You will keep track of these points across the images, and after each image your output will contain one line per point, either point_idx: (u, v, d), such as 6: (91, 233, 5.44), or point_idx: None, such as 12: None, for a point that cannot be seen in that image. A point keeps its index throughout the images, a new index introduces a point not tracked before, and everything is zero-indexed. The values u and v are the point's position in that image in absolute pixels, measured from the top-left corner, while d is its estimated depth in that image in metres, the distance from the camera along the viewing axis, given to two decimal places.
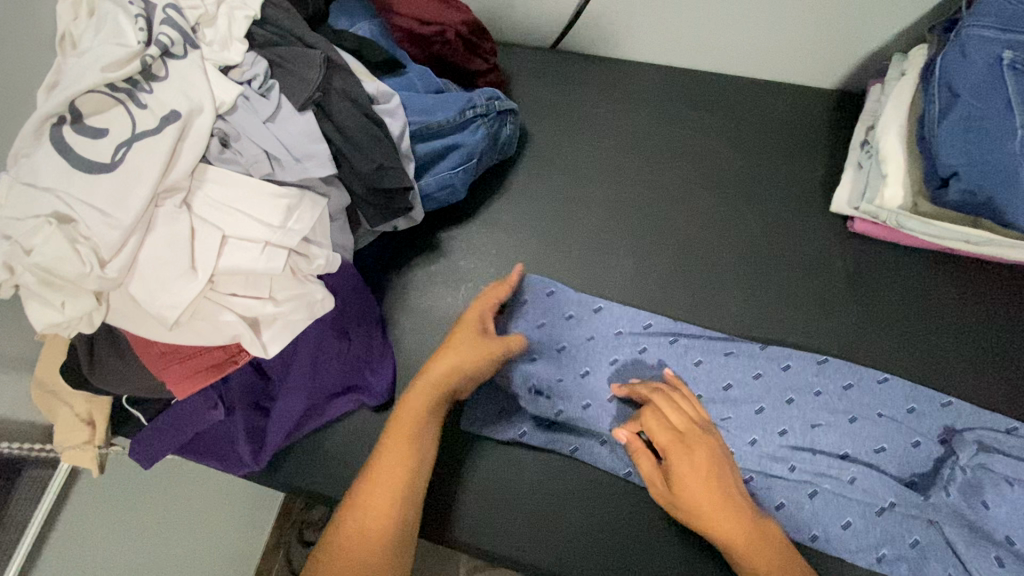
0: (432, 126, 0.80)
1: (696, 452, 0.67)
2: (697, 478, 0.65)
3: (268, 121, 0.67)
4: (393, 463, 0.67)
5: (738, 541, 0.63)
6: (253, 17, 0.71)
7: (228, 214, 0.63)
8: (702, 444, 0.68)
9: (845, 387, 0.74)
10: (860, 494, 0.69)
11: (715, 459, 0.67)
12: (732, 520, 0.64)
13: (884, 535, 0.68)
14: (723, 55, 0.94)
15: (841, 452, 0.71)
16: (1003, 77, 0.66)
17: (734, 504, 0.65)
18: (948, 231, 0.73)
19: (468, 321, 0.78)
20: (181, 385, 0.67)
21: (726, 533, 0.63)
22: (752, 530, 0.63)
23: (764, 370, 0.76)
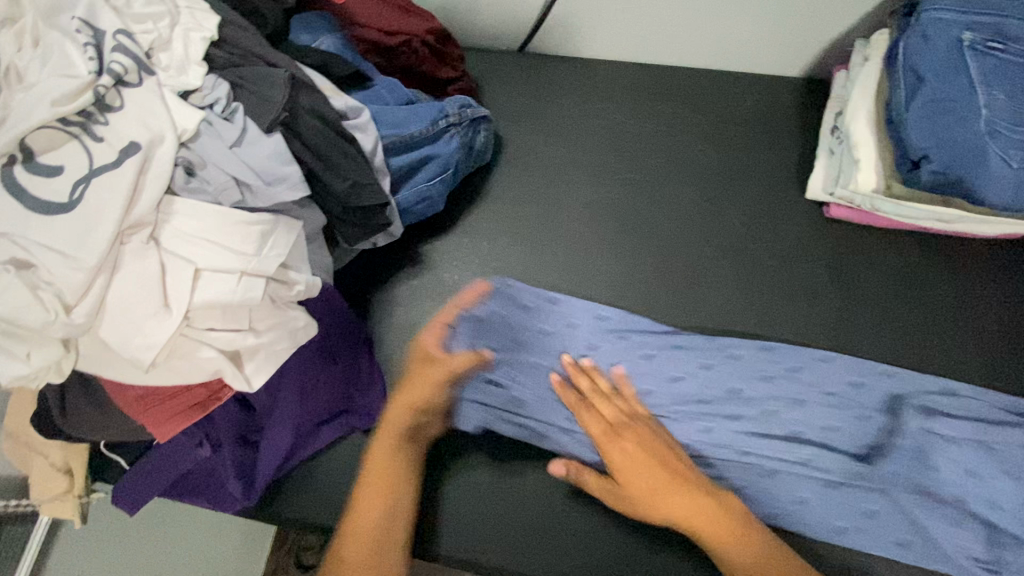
0: (406, 139, 0.79)
1: (626, 442, 0.69)
2: (633, 466, 0.67)
3: (235, 146, 0.65)
4: (367, 528, 0.65)
5: (692, 523, 0.64)
6: (211, 38, 0.68)
7: (200, 246, 0.60)
8: (630, 432, 0.70)
9: (792, 370, 0.76)
10: (827, 472, 0.70)
11: (647, 444, 0.69)
12: (681, 503, 0.65)
13: (842, 507, 0.69)
14: (689, 50, 0.95)
15: (795, 434, 0.72)
16: (965, 58, 0.68)
17: (678, 484, 0.66)
18: (919, 211, 0.74)
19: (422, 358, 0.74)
20: (163, 427, 0.64)
21: (680, 517, 0.64)
22: (704, 508, 0.64)
23: (733, 361, 0.77)
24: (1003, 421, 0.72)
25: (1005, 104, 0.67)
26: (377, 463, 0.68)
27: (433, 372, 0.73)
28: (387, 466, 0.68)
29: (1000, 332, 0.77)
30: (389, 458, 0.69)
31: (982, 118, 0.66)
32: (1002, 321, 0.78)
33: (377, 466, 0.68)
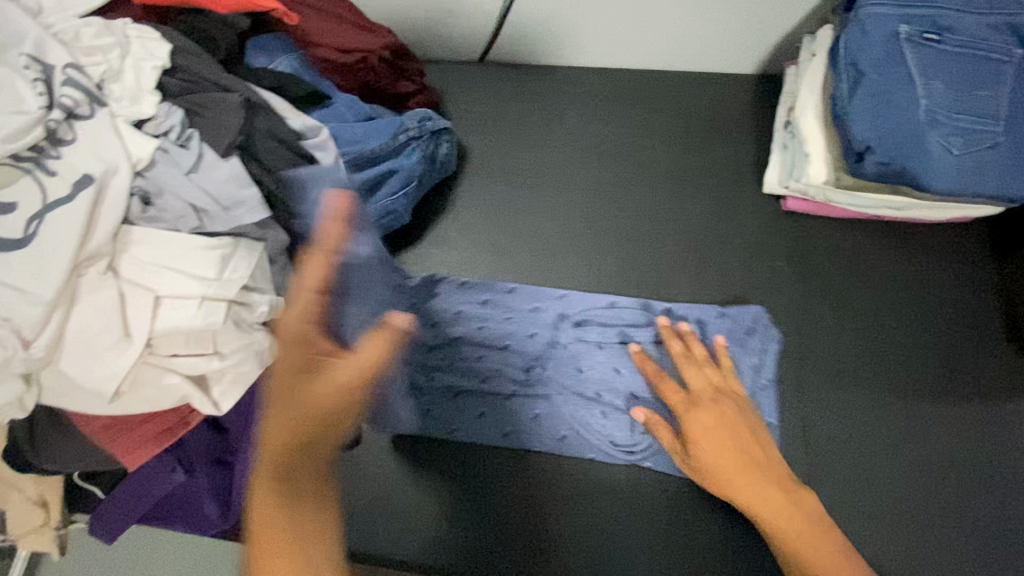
0: (366, 154, 0.80)
1: (704, 414, 0.71)
2: (711, 439, 0.69)
3: (191, 172, 0.65)
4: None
5: (751, 500, 0.66)
6: (162, 67, 0.68)
7: (158, 274, 0.61)
8: (710, 405, 0.72)
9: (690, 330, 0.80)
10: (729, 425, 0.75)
11: (728, 422, 0.70)
12: (749, 482, 0.67)
13: None
14: (646, 52, 0.96)
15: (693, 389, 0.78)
16: (903, 50, 0.70)
17: (747, 465, 0.68)
18: (869, 201, 0.77)
19: (288, 341, 0.50)
20: (134, 454, 0.65)
21: (743, 492, 0.67)
22: (769, 492, 0.66)
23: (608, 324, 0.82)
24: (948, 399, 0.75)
25: (944, 93, 0.69)
26: (260, 487, 0.48)
27: (323, 367, 0.50)
28: (277, 484, 0.48)
29: (954, 314, 0.79)
30: (277, 478, 0.48)
31: (921, 108, 0.68)
32: (957, 304, 0.80)
33: (263, 482, 0.48)
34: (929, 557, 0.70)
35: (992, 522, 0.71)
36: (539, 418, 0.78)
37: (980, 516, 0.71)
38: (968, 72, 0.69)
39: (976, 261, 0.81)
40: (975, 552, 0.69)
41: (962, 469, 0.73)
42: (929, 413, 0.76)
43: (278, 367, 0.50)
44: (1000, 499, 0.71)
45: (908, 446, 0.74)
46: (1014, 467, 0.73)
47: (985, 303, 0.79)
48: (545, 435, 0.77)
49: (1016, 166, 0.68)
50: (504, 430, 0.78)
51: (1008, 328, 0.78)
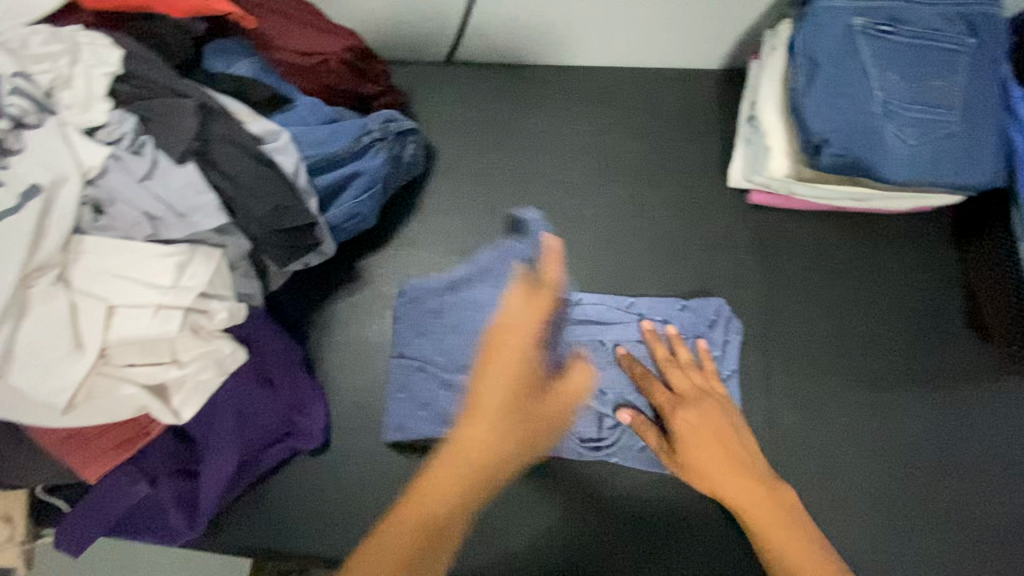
0: (327, 158, 0.79)
1: (694, 419, 0.71)
2: (698, 435, 0.70)
3: (145, 180, 0.64)
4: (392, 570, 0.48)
5: (738, 499, 0.67)
6: (115, 73, 0.67)
7: (113, 283, 0.61)
8: (701, 408, 0.72)
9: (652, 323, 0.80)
10: None
11: (713, 419, 0.71)
12: (733, 483, 0.68)
13: None
14: (612, 49, 0.96)
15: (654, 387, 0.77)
16: (857, 42, 0.70)
17: (735, 468, 0.68)
18: (832, 191, 0.77)
19: (515, 362, 0.54)
20: (93, 465, 0.65)
21: (728, 491, 0.68)
22: (755, 492, 0.67)
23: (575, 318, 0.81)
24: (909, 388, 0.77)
25: (900, 84, 0.69)
26: (454, 492, 0.51)
27: (515, 390, 0.53)
28: (444, 500, 0.51)
29: (918, 303, 0.80)
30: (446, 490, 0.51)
31: (875, 100, 0.69)
32: (921, 293, 0.80)
33: (432, 488, 0.52)
34: (886, 544, 0.72)
35: (948, 511, 0.73)
36: None
37: (937, 504, 0.73)
38: (923, 62, 0.70)
39: (938, 251, 0.82)
40: (930, 539, 0.72)
41: (920, 458, 0.75)
42: (890, 403, 0.77)
43: (504, 378, 0.53)
44: (956, 488, 0.73)
45: (870, 437, 0.76)
46: (969, 455, 0.75)
47: (947, 293, 0.80)
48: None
49: (965, 156, 0.70)
50: None
51: (969, 317, 0.79)
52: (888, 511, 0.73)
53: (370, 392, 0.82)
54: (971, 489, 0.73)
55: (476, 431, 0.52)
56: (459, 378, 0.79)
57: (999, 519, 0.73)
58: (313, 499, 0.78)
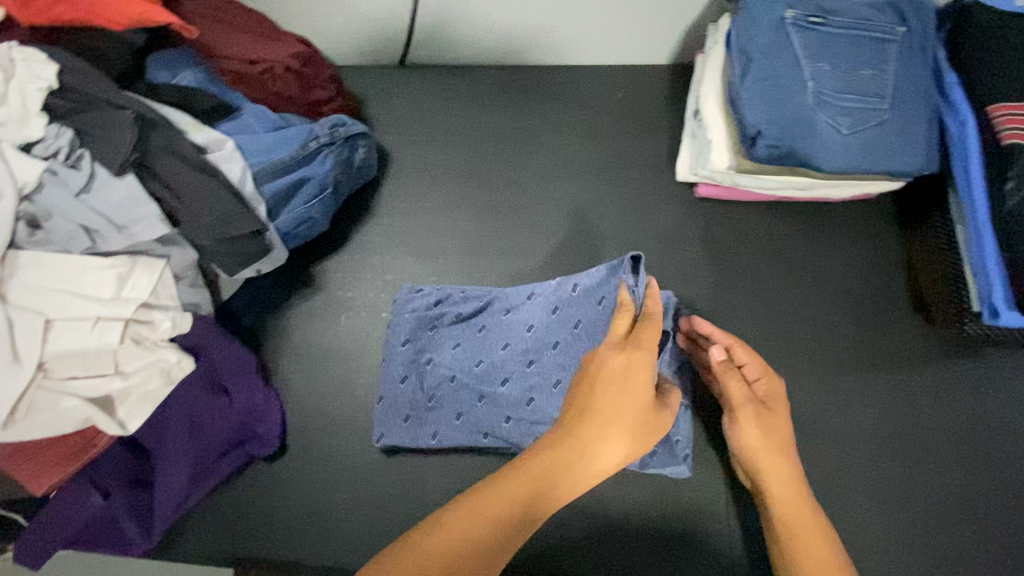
0: (274, 163, 0.78)
1: (780, 414, 0.68)
2: (779, 408, 0.68)
3: (83, 193, 0.65)
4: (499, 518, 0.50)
5: (776, 485, 0.64)
6: (49, 88, 0.67)
7: (52, 297, 0.62)
8: (782, 403, 0.69)
9: None
10: None
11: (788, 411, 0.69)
12: (783, 469, 0.64)
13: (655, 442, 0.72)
14: (561, 49, 0.97)
15: None
16: (788, 35, 0.71)
17: (791, 457, 0.65)
18: (773, 181, 0.78)
19: (637, 375, 0.56)
20: (41, 478, 0.67)
21: (772, 470, 0.64)
22: (794, 485, 0.64)
23: (583, 316, 0.75)
24: (858, 373, 0.78)
25: (831, 75, 0.70)
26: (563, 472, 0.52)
27: (631, 399, 0.55)
28: (535, 497, 0.51)
29: (864, 290, 0.81)
30: (540, 486, 0.51)
31: (808, 91, 0.70)
32: (866, 279, 0.82)
33: (526, 481, 0.51)
34: (844, 528, 0.71)
35: (903, 489, 0.73)
36: (462, 418, 0.77)
37: (890, 485, 0.73)
38: (853, 52, 0.71)
39: (883, 235, 0.83)
40: (886, 517, 0.72)
41: (873, 439, 0.75)
42: (840, 386, 0.77)
43: (634, 378, 0.56)
44: (910, 465, 0.73)
45: (823, 420, 0.76)
46: (921, 433, 0.75)
47: (892, 276, 0.81)
48: (479, 432, 0.76)
49: (901, 143, 0.70)
50: (432, 433, 0.77)
51: (913, 299, 0.80)
52: (844, 493, 0.73)
53: (325, 396, 0.82)
54: (925, 466, 0.73)
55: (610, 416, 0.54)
56: (444, 383, 0.78)
57: (957, 498, 0.72)
58: (269, 505, 0.78)
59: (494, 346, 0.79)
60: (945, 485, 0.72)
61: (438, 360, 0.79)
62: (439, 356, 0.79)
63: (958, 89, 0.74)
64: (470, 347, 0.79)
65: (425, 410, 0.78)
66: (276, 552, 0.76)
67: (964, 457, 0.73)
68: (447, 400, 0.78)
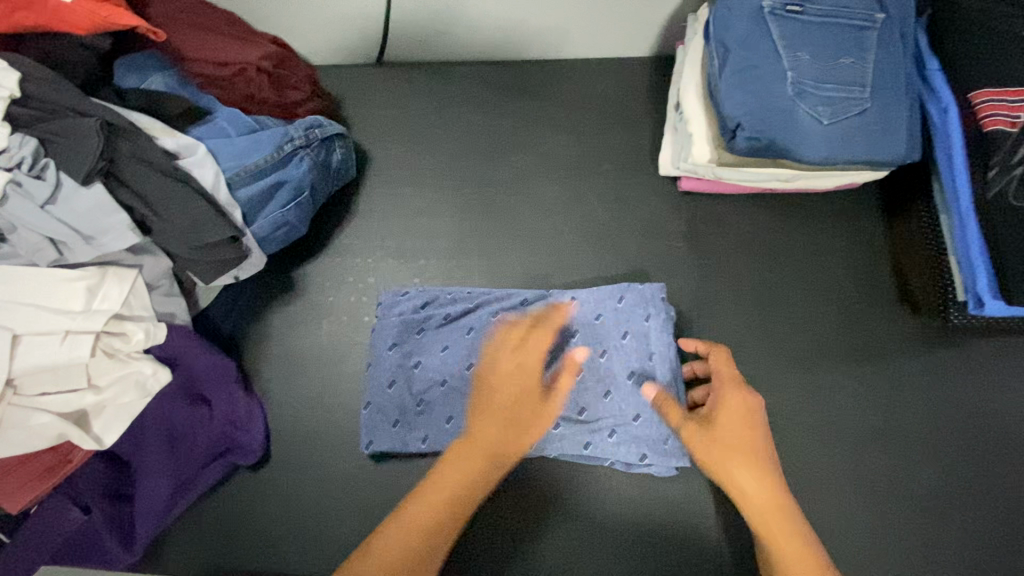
0: (248, 168, 0.77)
1: (727, 423, 0.64)
2: (728, 419, 0.65)
3: (47, 205, 0.63)
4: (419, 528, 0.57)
5: (746, 500, 0.61)
6: (10, 96, 0.65)
7: (18, 311, 0.60)
8: (730, 410, 0.65)
9: (594, 317, 0.77)
10: (622, 413, 0.73)
11: (748, 413, 0.65)
12: (746, 478, 0.61)
13: (643, 440, 0.72)
14: (539, 43, 0.95)
15: (604, 388, 0.74)
16: (766, 24, 0.70)
17: (752, 466, 0.61)
18: (756, 174, 0.77)
19: (524, 373, 0.68)
20: (16, 496, 0.65)
21: (738, 484, 0.61)
22: (766, 496, 0.60)
23: (580, 327, 0.77)
24: (844, 364, 0.77)
25: (810, 65, 0.69)
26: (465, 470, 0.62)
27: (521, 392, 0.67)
28: (456, 492, 0.60)
29: (849, 280, 0.80)
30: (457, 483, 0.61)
31: (787, 81, 0.69)
32: (851, 269, 0.81)
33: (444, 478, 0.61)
34: (833, 521, 0.71)
35: (890, 482, 0.72)
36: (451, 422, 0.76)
37: (879, 478, 0.73)
38: (833, 40, 0.70)
39: (869, 226, 0.82)
40: (872, 509, 0.71)
41: (859, 431, 0.74)
42: (827, 378, 0.77)
43: (509, 378, 0.68)
44: (896, 457, 0.73)
45: (809, 413, 0.75)
46: (907, 425, 0.74)
47: (878, 267, 0.80)
48: None
49: (882, 131, 0.69)
50: (421, 438, 0.76)
51: (899, 288, 0.79)
52: (831, 486, 0.72)
53: (308, 402, 0.81)
54: (911, 458, 0.73)
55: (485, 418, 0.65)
56: (433, 387, 0.77)
57: (945, 488, 0.72)
58: (253, 513, 0.77)
59: None
60: (932, 475, 0.72)
61: (427, 363, 0.78)
62: (428, 360, 0.78)
63: (940, 76, 0.73)
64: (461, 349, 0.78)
65: (413, 414, 0.77)
66: (262, 560, 0.75)
67: (950, 447, 0.73)
68: (437, 404, 0.77)
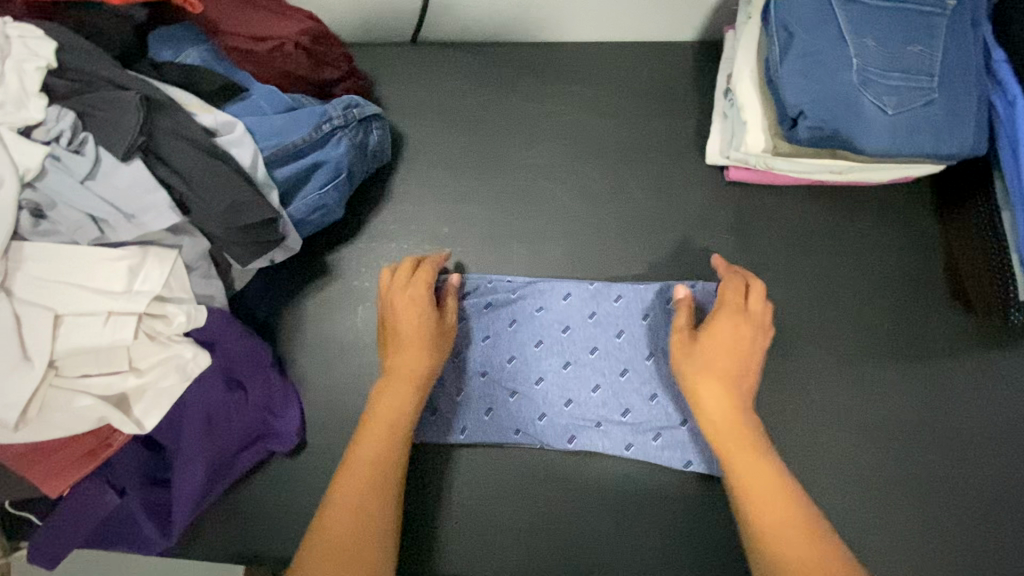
0: (287, 148, 0.74)
1: (712, 342, 0.68)
2: (717, 342, 0.68)
3: (88, 180, 0.61)
4: (369, 471, 0.64)
5: (710, 423, 0.66)
6: (48, 67, 0.62)
7: (60, 291, 0.58)
8: (716, 333, 0.68)
9: (643, 319, 0.78)
10: (667, 418, 0.75)
11: (737, 339, 0.68)
12: (712, 400, 0.66)
13: (689, 446, 0.74)
14: (582, 25, 0.92)
15: (650, 392, 0.76)
16: (832, 10, 0.68)
17: (723, 390, 0.66)
18: (812, 165, 0.75)
19: (411, 346, 0.72)
20: (55, 480, 0.64)
21: (706, 405, 0.66)
22: (730, 417, 0.65)
23: (626, 326, 0.78)
24: (891, 361, 0.76)
25: (876, 52, 0.67)
26: (387, 413, 0.68)
27: (412, 367, 0.71)
28: (390, 437, 0.67)
29: (902, 280, 0.79)
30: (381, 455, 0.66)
31: (853, 69, 0.66)
32: (904, 269, 0.79)
33: (382, 419, 0.68)
34: (876, 520, 0.71)
35: (938, 482, 0.72)
36: (490, 412, 0.77)
37: (926, 479, 0.72)
38: (900, 27, 0.67)
39: (922, 223, 0.80)
40: (919, 509, 0.71)
41: (908, 430, 0.73)
42: (875, 376, 0.75)
43: (405, 322, 0.73)
44: (944, 457, 0.72)
45: (856, 411, 0.74)
46: (957, 426, 0.73)
47: (931, 267, 0.79)
48: (510, 427, 0.76)
49: (948, 123, 0.66)
50: (459, 428, 0.76)
51: (951, 287, 0.78)
52: (876, 483, 0.72)
53: (345, 389, 0.80)
54: (960, 458, 0.72)
55: (401, 364, 0.71)
56: (474, 377, 0.78)
57: (991, 489, 0.71)
58: (291, 499, 0.76)
59: (526, 340, 0.79)
60: (981, 477, 0.71)
61: (469, 354, 0.79)
62: (469, 350, 0.79)
63: (1006, 67, 0.70)
64: (503, 342, 0.79)
65: (453, 402, 0.77)
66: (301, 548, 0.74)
67: (1000, 447, 0.72)
68: (476, 392, 0.77)
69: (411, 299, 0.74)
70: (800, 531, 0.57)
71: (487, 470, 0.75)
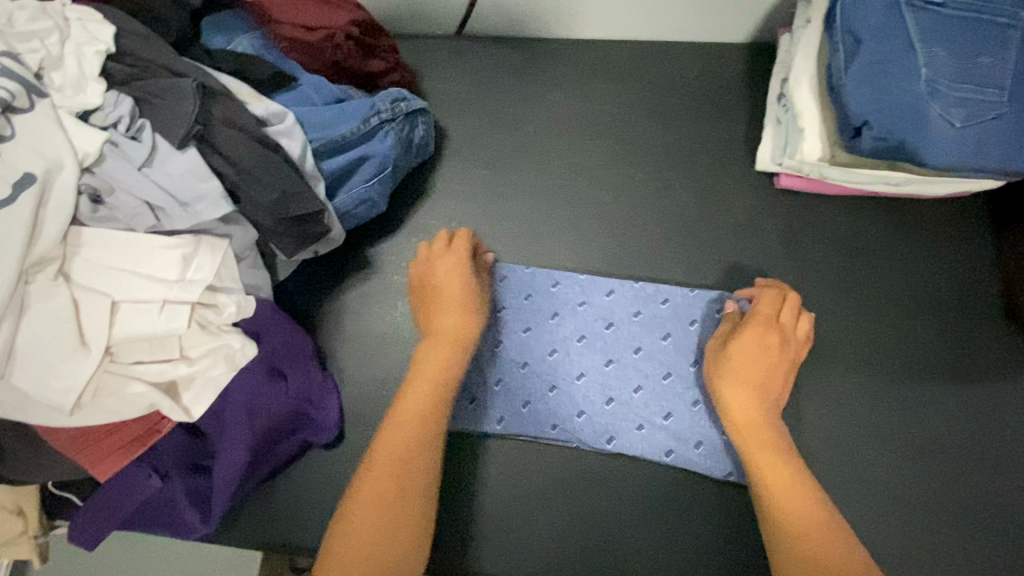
0: (336, 140, 0.74)
1: (744, 346, 0.70)
2: (747, 349, 0.70)
3: (145, 167, 0.61)
4: (404, 442, 0.68)
5: (738, 428, 0.67)
6: (106, 51, 0.62)
7: (116, 277, 0.58)
8: (747, 340, 0.71)
9: (688, 325, 0.78)
10: (709, 426, 0.74)
11: (767, 347, 0.70)
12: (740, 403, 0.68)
13: (731, 455, 0.73)
14: (631, 24, 0.91)
15: (692, 398, 0.75)
16: (901, 17, 0.66)
17: (752, 395, 0.68)
18: (868, 175, 0.73)
19: (451, 305, 0.75)
20: (102, 465, 0.64)
21: (733, 409, 0.68)
22: (758, 425, 0.67)
23: (672, 330, 0.78)
24: (940, 378, 0.74)
25: (947, 62, 0.65)
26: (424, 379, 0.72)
27: (454, 328, 0.75)
28: (426, 403, 0.70)
29: (953, 296, 0.77)
30: (419, 414, 0.70)
31: (921, 78, 0.64)
32: (957, 285, 0.77)
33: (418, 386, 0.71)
34: (918, 539, 0.69)
35: (984, 503, 0.70)
36: (528, 404, 0.76)
37: (971, 499, 0.70)
38: (970, 37, 0.65)
39: (975, 240, 0.79)
40: (963, 529, 0.70)
41: (955, 450, 0.72)
42: (924, 393, 0.74)
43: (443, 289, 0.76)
44: (990, 478, 0.71)
45: (900, 427, 0.73)
46: (1006, 447, 0.72)
47: (984, 285, 0.77)
48: (548, 423, 0.75)
49: (1019, 137, 0.64)
50: (496, 418, 0.76)
51: (1006, 306, 0.76)
52: (919, 502, 0.71)
53: (383, 384, 0.80)
54: (1009, 480, 0.71)
55: (438, 326, 0.75)
56: (514, 366, 0.78)
57: None
58: (326, 490, 0.76)
59: (569, 335, 0.79)
60: None
61: (508, 344, 0.79)
62: (509, 340, 0.79)
63: None
64: (545, 336, 0.79)
65: (491, 392, 0.77)
66: None
67: None
68: (515, 384, 0.77)
69: (453, 265, 0.77)
70: (817, 535, 0.59)
71: (524, 470, 0.75)
